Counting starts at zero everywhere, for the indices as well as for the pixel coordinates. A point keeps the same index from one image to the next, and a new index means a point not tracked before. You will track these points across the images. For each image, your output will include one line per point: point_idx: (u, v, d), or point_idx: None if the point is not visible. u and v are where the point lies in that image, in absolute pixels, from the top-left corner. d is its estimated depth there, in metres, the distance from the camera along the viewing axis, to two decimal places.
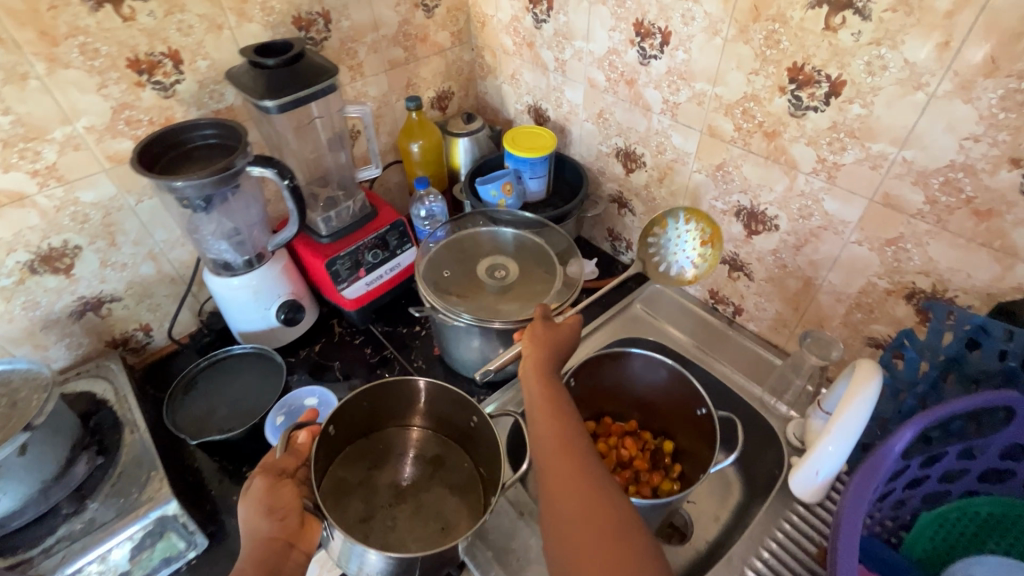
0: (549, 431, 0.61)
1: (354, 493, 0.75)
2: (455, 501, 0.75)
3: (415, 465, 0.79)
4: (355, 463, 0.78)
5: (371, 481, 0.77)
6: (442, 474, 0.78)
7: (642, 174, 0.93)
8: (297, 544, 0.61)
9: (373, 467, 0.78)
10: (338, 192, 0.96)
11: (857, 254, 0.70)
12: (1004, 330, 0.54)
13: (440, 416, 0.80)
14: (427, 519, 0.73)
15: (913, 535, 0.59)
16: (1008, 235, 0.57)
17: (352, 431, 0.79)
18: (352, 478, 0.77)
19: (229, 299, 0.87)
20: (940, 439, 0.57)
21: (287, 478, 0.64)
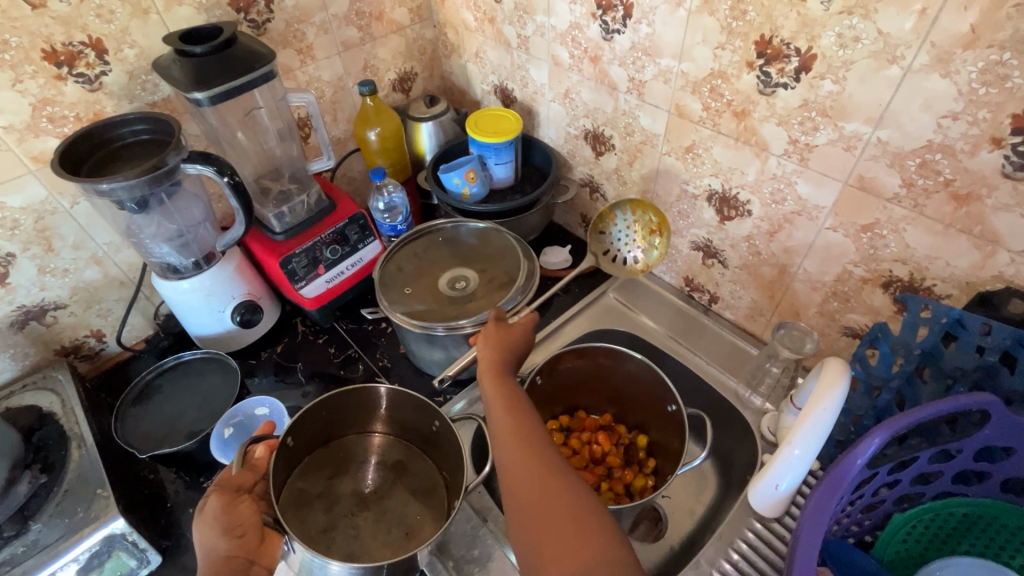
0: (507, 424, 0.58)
1: (315, 504, 0.71)
2: (419, 508, 0.72)
3: (377, 472, 0.75)
4: (314, 472, 0.74)
5: (332, 490, 0.73)
6: (406, 479, 0.74)
7: (612, 157, 0.88)
8: (257, 560, 0.57)
9: (333, 476, 0.74)
10: (291, 185, 0.91)
11: (832, 240, 0.65)
12: (981, 324, 0.51)
13: (403, 422, 0.76)
14: (391, 526, 0.70)
15: (885, 537, 0.57)
16: (988, 220, 0.52)
17: (311, 439, 0.74)
18: (311, 489, 0.73)
19: (180, 304, 0.82)
20: (914, 440, 0.54)
21: (243, 492, 0.60)
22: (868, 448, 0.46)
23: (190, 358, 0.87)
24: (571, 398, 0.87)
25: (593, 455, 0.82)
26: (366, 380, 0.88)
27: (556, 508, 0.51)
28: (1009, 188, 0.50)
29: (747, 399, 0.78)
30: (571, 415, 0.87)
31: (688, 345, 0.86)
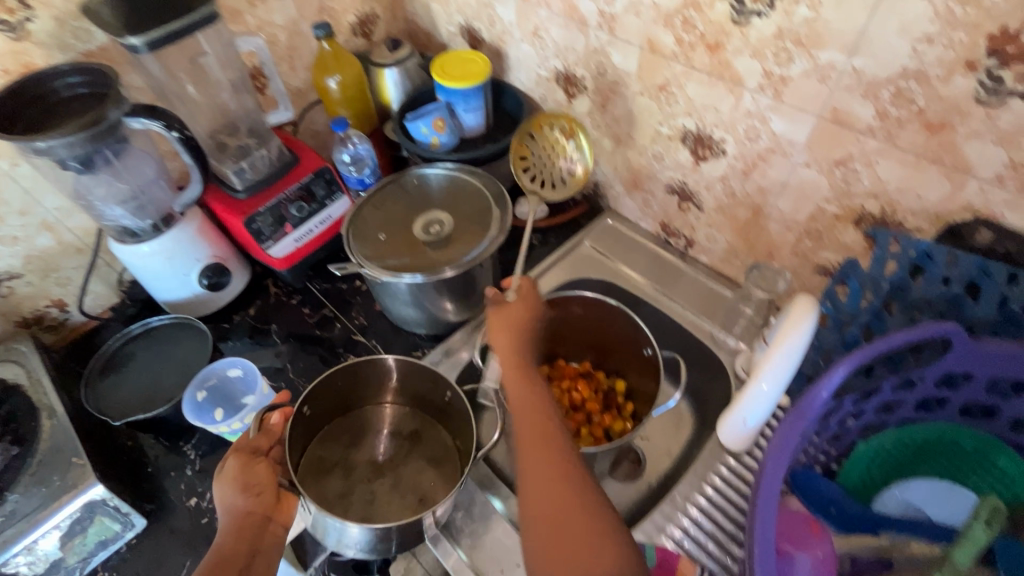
0: (528, 421, 0.58)
1: (333, 471, 0.71)
2: (432, 475, 0.71)
3: (392, 441, 0.74)
4: (333, 442, 0.74)
5: (350, 459, 0.72)
6: (422, 449, 0.73)
7: (585, 100, 0.85)
8: (274, 517, 0.59)
9: (352, 444, 0.74)
10: (250, 139, 0.86)
11: (806, 177, 0.64)
12: (948, 254, 0.52)
13: (417, 391, 0.75)
14: (405, 492, 0.69)
15: (851, 463, 0.59)
16: (960, 149, 0.51)
17: (330, 409, 0.74)
18: (329, 457, 0.72)
19: (142, 269, 0.79)
20: (880, 371, 0.56)
21: (263, 458, 0.61)
22: (833, 379, 0.48)
23: (158, 323, 0.85)
24: (550, 346, 0.88)
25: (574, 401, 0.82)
26: (343, 339, 0.87)
27: (563, 503, 0.51)
28: (981, 115, 0.49)
29: (722, 340, 0.79)
30: (553, 365, 0.88)
31: (664, 291, 0.86)
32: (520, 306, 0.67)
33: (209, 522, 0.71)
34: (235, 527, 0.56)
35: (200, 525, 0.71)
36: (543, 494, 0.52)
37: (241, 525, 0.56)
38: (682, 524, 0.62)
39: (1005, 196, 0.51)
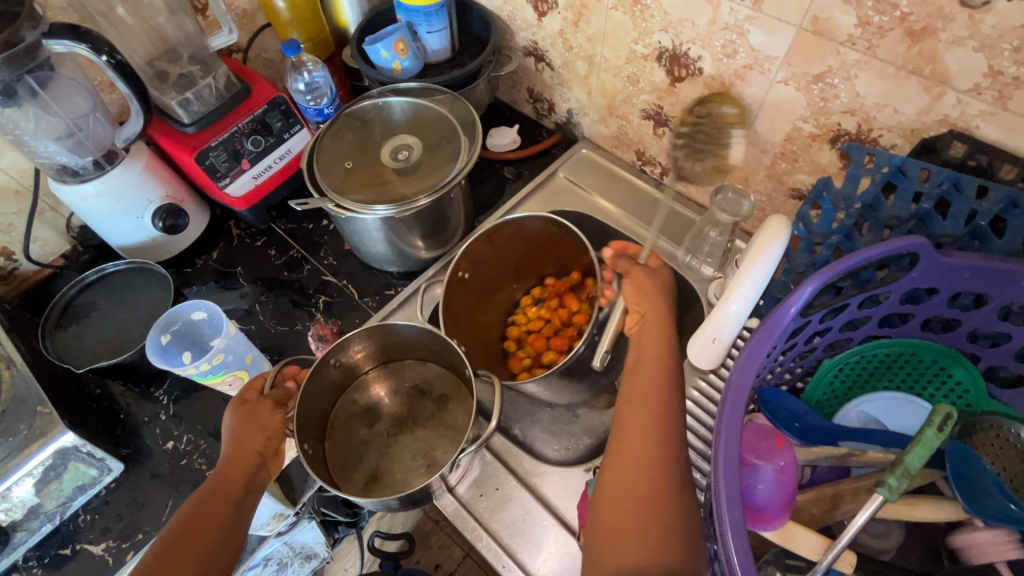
0: (646, 382, 0.52)
1: (360, 419, 0.71)
2: (447, 443, 0.68)
3: (422, 397, 0.72)
4: (368, 388, 0.74)
5: (378, 409, 0.72)
6: (448, 412, 0.71)
7: (556, 18, 0.79)
8: (270, 457, 0.58)
9: (385, 395, 0.73)
10: (193, 67, 0.79)
11: (783, 95, 0.62)
12: (921, 169, 0.52)
13: (449, 357, 0.71)
14: (416, 455, 0.68)
15: (815, 381, 0.61)
16: (940, 58, 0.49)
17: (365, 359, 0.73)
18: (363, 406, 0.72)
19: (88, 211, 0.74)
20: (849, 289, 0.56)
21: (264, 399, 0.60)
22: (802, 296, 0.48)
23: (114, 269, 0.81)
24: (535, 268, 0.85)
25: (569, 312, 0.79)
26: (313, 280, 0.85)
27: (655, 464, 0.46)
28: (965, 19, 0.46)
29: (695, 269, 0.80)
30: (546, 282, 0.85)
31: (640, 222, 0.85)
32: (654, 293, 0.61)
33: (188, 463, 0.71)
34: (232, 461, 0.55)
35: (179, 466, 0.71)
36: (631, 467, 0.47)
37: (238, 457, 0.55)
38: None
39: (982, 108, 0.49)
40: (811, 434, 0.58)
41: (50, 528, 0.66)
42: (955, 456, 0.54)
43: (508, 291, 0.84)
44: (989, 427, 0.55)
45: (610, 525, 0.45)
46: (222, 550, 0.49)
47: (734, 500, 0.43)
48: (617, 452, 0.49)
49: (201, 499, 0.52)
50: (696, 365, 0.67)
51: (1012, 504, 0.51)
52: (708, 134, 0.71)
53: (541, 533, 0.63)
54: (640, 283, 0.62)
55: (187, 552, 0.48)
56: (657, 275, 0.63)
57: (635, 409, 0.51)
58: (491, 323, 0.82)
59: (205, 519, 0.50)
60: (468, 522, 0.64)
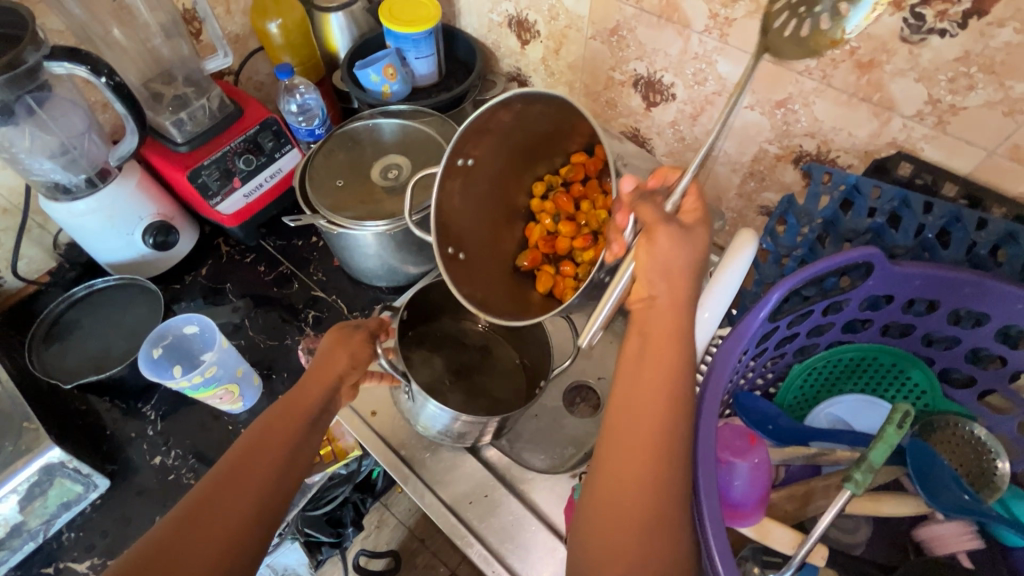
0: (655, 380, 0.46)
1: (416, 368, 0.76)
2: (503, 386, 0.77)
3: (468, 351, 0.80)
4: (418, 341, 0.78)
5: (430, 360, 0.77)
6: (494, 364, 0.79)
7: (538, 46, 0.84)
8: (346, 382, 0.57)
9: (432, 349, 0.78)
10: (187, 89, 0.81)
11: (749, 119, 0.67)
12: (873, 187, 0.56)
13: None
14: (479, 398, 0.75)
15: (786, 385, 0.64)
16: (886, 87, 0.54)
17: (419, 312, 0.78)
18: (416, 354, 0.77)
19: (79, 228, 0.76)
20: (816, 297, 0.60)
21: (360, 329, 0.59)
22: (769, 302, 0.52)
23: (103, 285, 0.81)
24: (554, 150, 0.72)
25: (594, 207, 0.71)
26: (303, 296, 0.86)
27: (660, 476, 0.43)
28: (906, 53, 0.51)
29: None
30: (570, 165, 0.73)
31: None
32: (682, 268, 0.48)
33: (176, 478, 0.71)
34: (313, 377, 0.55)
35: (166, 482, 0.71)
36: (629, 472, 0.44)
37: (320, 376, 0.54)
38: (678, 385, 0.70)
39: (925, 132, 0.54)
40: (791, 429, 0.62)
41: (33, 546, 0.65)
42: (914, 454, 0.59)
43: (534, 166, 0.73)
44: (946, 425, 0.59)
45: (603, 526, 0.43)
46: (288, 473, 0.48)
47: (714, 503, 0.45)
48: (617, 455, 0.45)
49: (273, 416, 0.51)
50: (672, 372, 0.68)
51: (966, 495, 0.56)
52: None
53: (529, 539, 0.65)
54: (665, 251, 0.47)
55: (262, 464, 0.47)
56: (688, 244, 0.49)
57: (638, 407, 0.45)
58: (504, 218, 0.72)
59: (256, 460, 0.47)
60: (460, 530, 0.65)
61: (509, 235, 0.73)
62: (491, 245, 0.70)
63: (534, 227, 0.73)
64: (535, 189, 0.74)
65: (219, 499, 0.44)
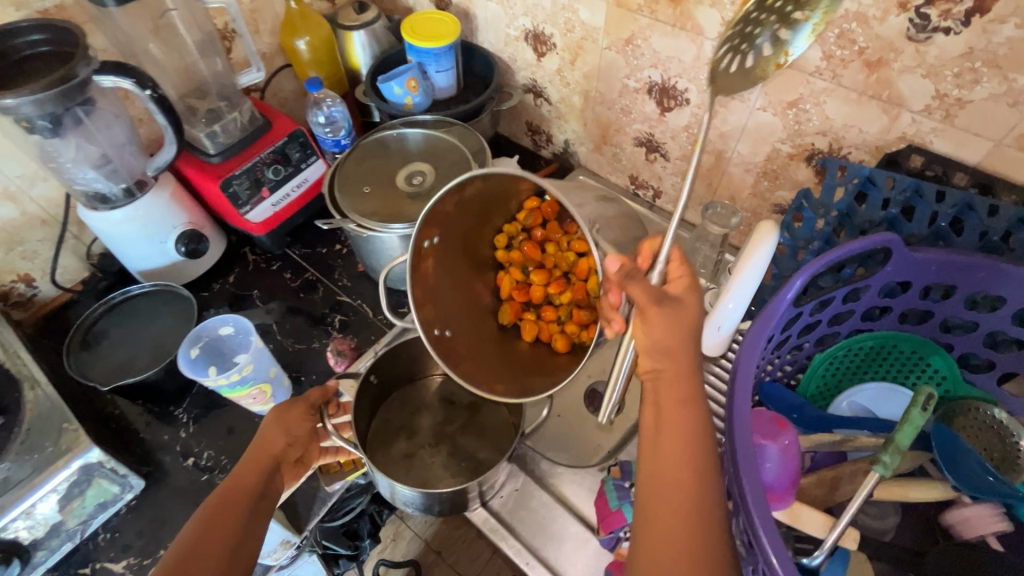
0: (674, 451, 0.46)
1: (397, 435, 0.73)
2: (488, 445, 0.71)
3: (453, 409, 0.75)
4: (399, 407, 0.75)
5: (414, 425, 0.74)
6: (481, 421, 0.74)
7: (554, 58, 0.88)
8: (284, 460, 0.58)
9: (415, 412, 0.75)
10: (220, 103, 0.84)
11: (762, 120, 0.70)
12: (887, 178, 0.59)
13: None
14: (462, 459, 0.70)
15: (808, 375, 0.66)
16: (895, 84, 0.57)
17: (396, 376, 0.75)
18: (395, 420, 0.74)
19: (114, 236, 0.78)
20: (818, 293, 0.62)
21: (298, 403, 0.61)
22: (792, 287, 0.54)
23: (138, 291, 0.83)
24: (507, 199, 0.72)
25: (558, 249, 0.72)
26: (328, 301, 0.88)
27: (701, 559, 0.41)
28: (912, 51, 0.54)
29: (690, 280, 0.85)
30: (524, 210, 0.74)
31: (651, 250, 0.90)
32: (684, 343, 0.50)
33: (209, 478, 0.72)
34: (252, 459, 0.56)
35: (199, 482, 0.72)
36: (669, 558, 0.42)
37: (256, 460, 0.56)
38: None
39: (933, 125, 0.57)
40: (820, 421, 0.63)
41: (70, 547, 0.66)
42: (940, 436, 0.61)
43: (493, 219, 0.74)
44: (968, 410, 0.60)
45: None
46: (241, 550, 0.49)
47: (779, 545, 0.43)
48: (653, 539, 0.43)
49: (218, 500, 0.52)
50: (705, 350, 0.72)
51: (990, 476, 0.57)
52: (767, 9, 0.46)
53: (560, 532, 0.65)
54: (669, 321, 0.49)
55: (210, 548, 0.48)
56: (687, 313, 0.51)
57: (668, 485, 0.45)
58: (475, 274, 0.74)
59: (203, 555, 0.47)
60: (498, 530, 0.65)
61: (483, 289, 0.75)
62: (467, 305, 0.72)
63: (504, 276, 0.75)
64: (497, 242, 0.75)
65: None
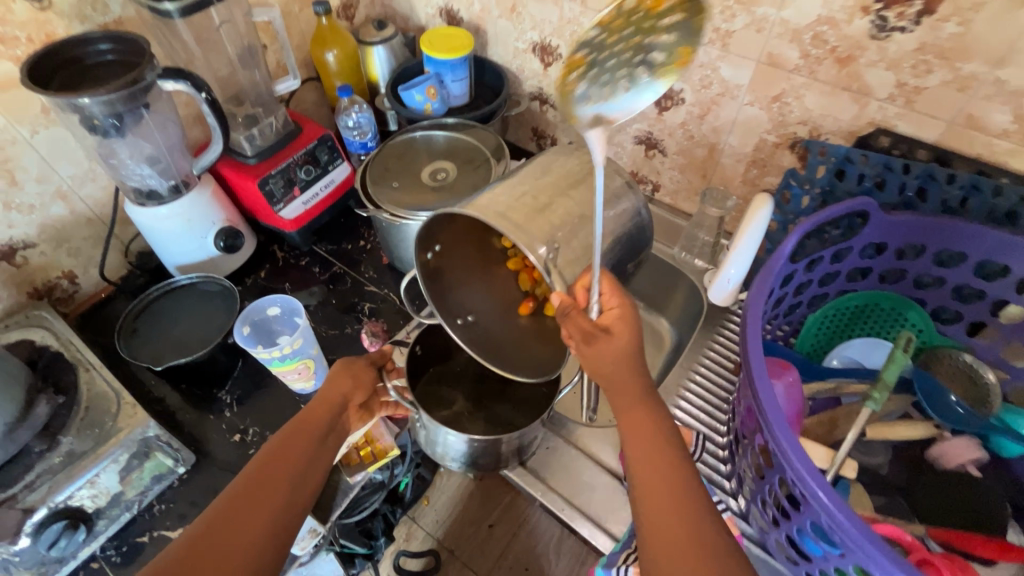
0: (643, 443, 0.54)
1: (438, 405, 0.78)
2: (522, 413, 0.77)
3: (486, 382, 0.81)
4: (440, 380, 0.80)
5: (452, 396, 0.79)
6: (514, 392, 0.79)
7: (560, 67, 0.98)
8: (352, 399, 0.66)
9: (452, 386, 0.80)
10: (257, 109, 0.92)
11: (751, 114, 0.80)
12: (862, 155, 0.68)
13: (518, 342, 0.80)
14: (498, 425, 0.76)
15: (804, 333, 0.74)
16: (863, 77, 0.67)
17: (435, 353, 0.81)
18: (435, 392, 0.79)
19: (160, 231, 0.84)
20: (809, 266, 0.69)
21: (362, 357, 0.69)
22: (790, 244, 0.61)
23: (185, 283, 0.88)
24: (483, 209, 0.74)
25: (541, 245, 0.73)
26: (356, 291, 0.95)
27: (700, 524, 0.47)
28: (876, 48, 0.64)
29: (690, 262, 0.94)
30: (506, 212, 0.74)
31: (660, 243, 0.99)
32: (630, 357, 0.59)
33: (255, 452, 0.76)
34: (318, 404, 0.63)
35: (247, 456, 0.76)
36: (671, 526, 0.48)
37: (328, 399, 0.63)
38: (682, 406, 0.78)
39: (897, 110, 0.67)
40: (813, 369, 0.72)
41: (127, 517, 0.70)
42: (921, 380, 0.69)
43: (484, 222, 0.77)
44: (947, 355, 0.68)
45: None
46: (302, 484, 0.55)
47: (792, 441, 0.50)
48: (653, 517, 0.49)
49: (288, 433, 0.59)
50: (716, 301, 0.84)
51: (965, 412, 0.66)
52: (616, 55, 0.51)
53: (589, 482, 0.71)
54: (603, 353, 0.57)
55: (278, 469, 0.55)
56: (618, 337, 0.58)
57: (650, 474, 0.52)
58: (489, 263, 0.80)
59: (268, 481, 0.53)
60: (535, 483, 0.70)
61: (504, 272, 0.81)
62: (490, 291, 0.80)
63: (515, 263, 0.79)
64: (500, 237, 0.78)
65: (243, 506, 0.50)
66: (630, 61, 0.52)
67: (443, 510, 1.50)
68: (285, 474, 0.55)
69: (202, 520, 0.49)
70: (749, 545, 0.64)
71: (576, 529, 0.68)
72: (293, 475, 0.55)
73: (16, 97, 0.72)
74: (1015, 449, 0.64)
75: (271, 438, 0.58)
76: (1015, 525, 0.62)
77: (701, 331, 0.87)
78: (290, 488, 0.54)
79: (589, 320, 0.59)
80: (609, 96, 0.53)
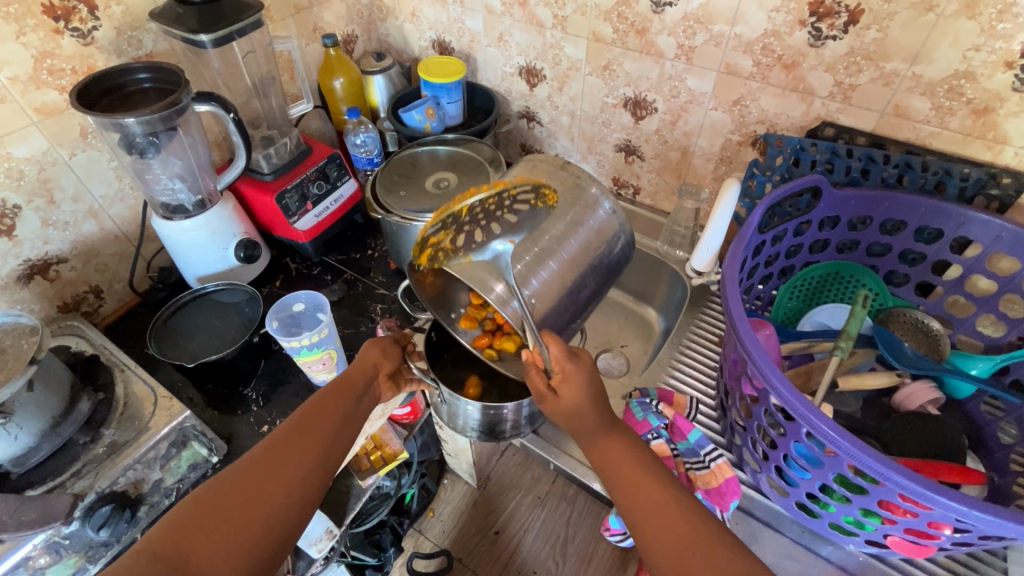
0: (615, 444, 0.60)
1: (454, 385, 0.85)
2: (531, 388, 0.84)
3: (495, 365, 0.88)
4: (455, 365, 0.87)
5: (465, 378, 0.86)
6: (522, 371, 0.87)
7: (544, 87, 1.09)
8: (382, 368, 0.73)
9: (465, 370, 0.87)
10: (272, 131, 1.01)
11: (715, 118, 0.91)
12: (812, 143, 0.80)
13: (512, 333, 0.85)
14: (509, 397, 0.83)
15: (777, 302, 0.84)
16: (807, 79, 0.79)
17: (449, 339, 0.88)
18: (451, 376, 0.86)
19: (185, 243, 0.90)
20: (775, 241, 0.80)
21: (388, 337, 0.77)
22: (757, 214, 0.71)
23: (213, 289, 0.94)
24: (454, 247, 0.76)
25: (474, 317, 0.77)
26: (367, 294, 1.01)
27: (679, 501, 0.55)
28: (814, 54, 0.76)
29: (671, 253, 1.04)
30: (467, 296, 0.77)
31: (645, 238, 1.09)
32: (574, 391, 0.61)
33: None
34: (352, 372, 0.71)
35: None
36: (653, 502, 0.55)
37: (361, 363, 0.71)
38: (675, 375, 0.86)
39: (837, 106, 0.79)
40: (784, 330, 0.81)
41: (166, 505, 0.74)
42: (880, 335, 0.77)
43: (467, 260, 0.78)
44: (902, 313, 0.78)
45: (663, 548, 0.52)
46: (338, 442, 0.64)
47: (769, 366, 0.57)
48: (640, 501, 0.56)
49: (325, 396, 0.67)
50: (697, 269, 0.96)
51: (920, 356, 0.74)
52: (483, 214, 0.65)
53: None
54: (556, 414, 0.62)
55: (317, 429, 0.63)
56: (561, 394, 0.62)
57: (625, 469, 0.58)
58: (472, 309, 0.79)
59: (298, 447, 0.61)
60: (550, 449, 0.79)
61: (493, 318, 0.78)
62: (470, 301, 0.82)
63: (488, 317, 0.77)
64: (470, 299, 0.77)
65: (276, 471, 0.58)
66: (498, 205, 0.66)
67: (449, 521, 1.49)
68: (326, 430, 0.64)
69: (240, 485, 0.57)
70: (744, 486, 0.72)
71: (589, 485, 0.78)
72: (331, 434, 0.64)
73: (59, 122, 0.79)
74: (966, 388, 0.73)
75: (307, 402, 0.66)
76: (974, 454, 0.71)
77: (687, 311, 0.96)
78: (327, 442, 0.63)
79: (544, 379, 0.63)
80: (499, 227, 0.65)
